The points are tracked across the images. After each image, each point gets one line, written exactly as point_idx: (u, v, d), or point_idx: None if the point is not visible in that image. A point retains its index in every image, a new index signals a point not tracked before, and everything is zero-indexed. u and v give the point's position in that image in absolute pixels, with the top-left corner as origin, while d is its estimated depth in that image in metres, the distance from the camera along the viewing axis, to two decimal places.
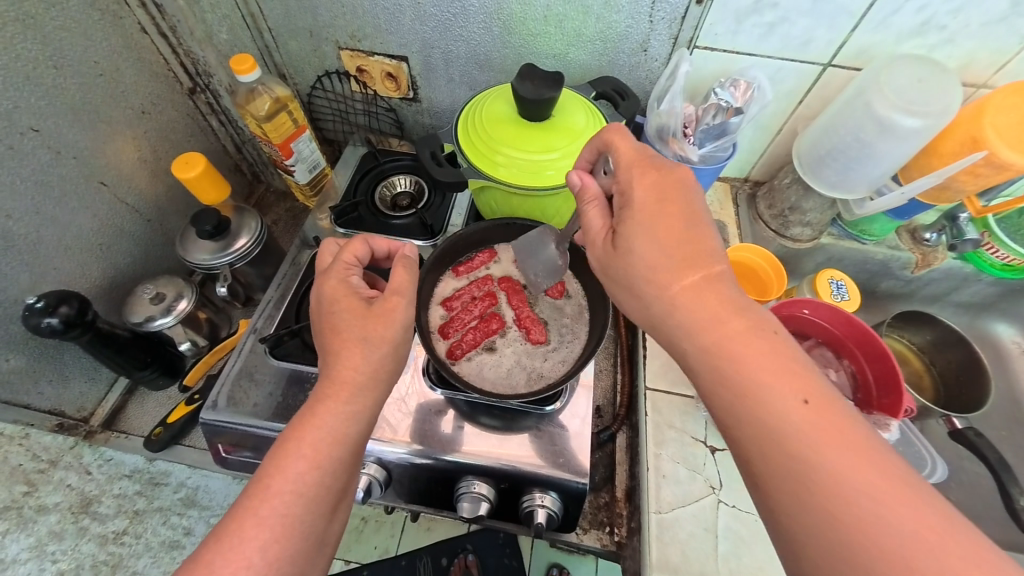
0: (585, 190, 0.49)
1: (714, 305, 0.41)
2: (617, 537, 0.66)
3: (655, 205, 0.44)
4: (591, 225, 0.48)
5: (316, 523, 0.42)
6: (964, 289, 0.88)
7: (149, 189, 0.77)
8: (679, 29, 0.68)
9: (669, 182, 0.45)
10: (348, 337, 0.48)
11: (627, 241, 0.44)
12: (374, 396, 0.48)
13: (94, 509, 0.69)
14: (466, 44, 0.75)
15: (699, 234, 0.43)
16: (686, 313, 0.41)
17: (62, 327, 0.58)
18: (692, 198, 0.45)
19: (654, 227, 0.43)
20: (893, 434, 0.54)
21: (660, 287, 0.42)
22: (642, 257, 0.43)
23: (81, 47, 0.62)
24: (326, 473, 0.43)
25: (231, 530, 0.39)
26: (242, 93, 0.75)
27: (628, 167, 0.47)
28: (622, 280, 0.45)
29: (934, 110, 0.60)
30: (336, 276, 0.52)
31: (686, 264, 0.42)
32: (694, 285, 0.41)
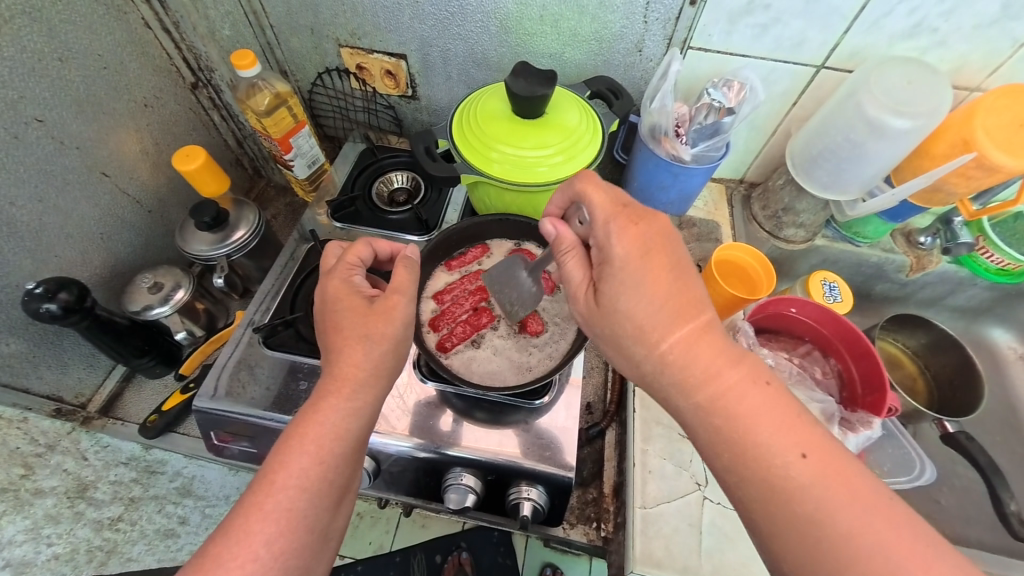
0: (565, 242, 0.50)
1: (707, 360, 0.42)
2: (604, 533, 0.65)
3: (638, 261, 0.44)
4: (573, 276, 0.49)
5: (320, 516, 0.43)
6: (959, 293, 0.87)
7: (150, 180, 0.79)
8: (673, 30, 0.69)
9: (650, 236, 0.45)
10: (348, 334, 0.50)
11: (611, 302, 0.44)
12: (374, 393, 0.49)
13: (90, 495, 0.70)
14: (464, 43, 0.76)
15: (687, 285, 0.44)
16: (677, 368, 0.42)
17: (61, 312, 0.59)
18: (676, 246, 0.45)
19: (639, 287, 0.43)
20: (876, 432, 0.53)
21: (649, 345, 0.43)
22: (628, 315, 0.43)
23: (86, 40, 0.64)
24: (329, 468, 0.44)
25: (238, 521, 0.41)
26: (244, 89, 0.78)
27: (607, 219, 0.46)
28: (609, 333, 0.46)
29: (922, 111, 0.61)
30: (339, 276, 0.55)
31: (675, 319, 0.43)
32: (687, 341, 0.42)
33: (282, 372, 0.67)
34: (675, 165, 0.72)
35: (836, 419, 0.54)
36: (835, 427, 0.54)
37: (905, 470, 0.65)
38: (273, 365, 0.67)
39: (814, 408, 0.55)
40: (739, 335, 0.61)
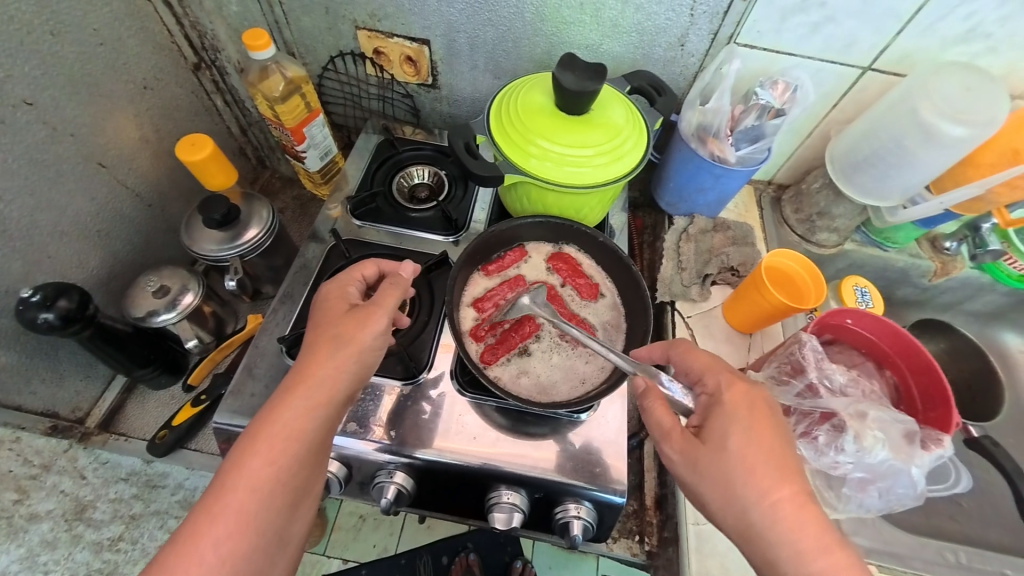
0: (651, 390, 0.47)
1: (794, 504, 0.39)
2: (648, 546, 0.64)
3: (749, 413, 0.42)
4: (661, 421, 0.45)
5: (272, 519, 0.43)
6: (978, 298, 0.88)
7: (151, 171, 0.71)
8: (719, 25, 0.65)
9: (761, 393, 0.44)
10: (323, 333, 0.50)
11: (717, 440, 0.42)
12: (333, 392, 0.48)
13: (89, 515, 0.64)
14: (495, 29, 0.71)
15: (765, 420, 0.42)
16: (779, 529, 0.38)
17: (60, 323, 0.53)
18: (779, 413, 0.43)
19: (753, 436, 0.41)
20: (947, 450, 0.50)
21: (760, 495, 0.39)
22: (739, 463, 0.40)
23: (80, 12, 0.56)
24: (282, 470, 0.44)
25: (189, 527, 0.40)
26: (255, 71, 0.71)
27: (722, 369, 0.46)
28: (717, 483, 0.41)
29: (982, 119, 0.59)
30: (337, 282, 0.55)
31: (782, 475, 0.40)
32: (788, 500, 0.39)
33: None
34: (719, 168, 0.69)
35: (917, 440, 0.49)
36: (917, 449, 0.48)
37: (941, 479, 0.66)
38: None
39: (898, 430, 0.49)
40: (806, 349, 0.53)
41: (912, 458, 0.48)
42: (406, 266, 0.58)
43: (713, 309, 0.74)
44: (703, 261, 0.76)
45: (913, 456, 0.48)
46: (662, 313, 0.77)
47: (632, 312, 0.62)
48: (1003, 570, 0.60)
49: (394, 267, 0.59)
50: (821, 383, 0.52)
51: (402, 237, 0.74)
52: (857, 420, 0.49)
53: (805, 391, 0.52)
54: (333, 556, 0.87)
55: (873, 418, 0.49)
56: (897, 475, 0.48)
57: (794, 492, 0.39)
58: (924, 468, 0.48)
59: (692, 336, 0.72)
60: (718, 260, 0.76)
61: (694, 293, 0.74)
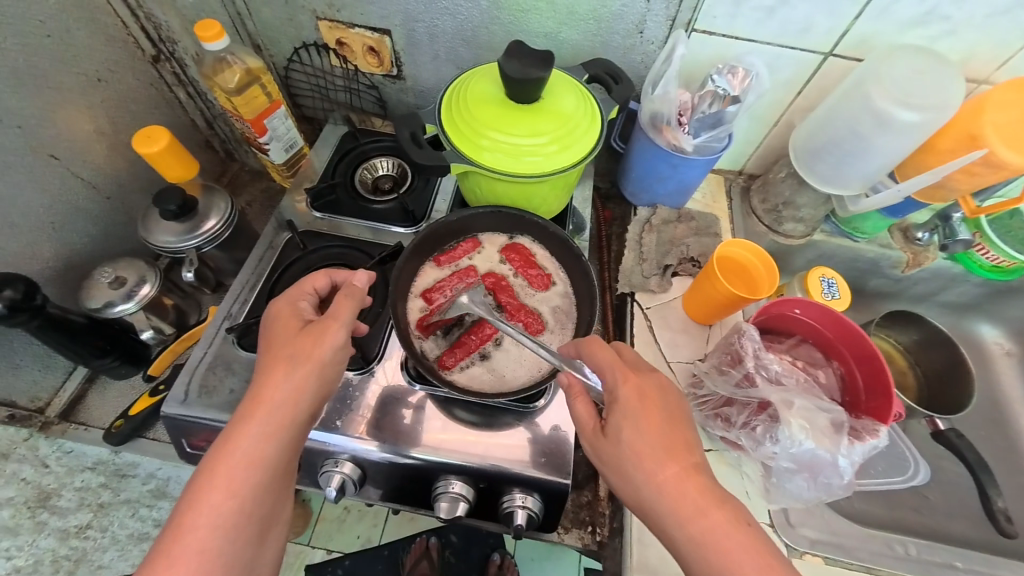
0: (572, 385, 0.47)
1: (685, 487, 0.40)
2: (599, 537, 0.65)
3: (641, 406, 0.43)
4: (581, 418, 0.46)
5: (239, 552, 0.43)
6: (951, 289, 0.87)
7: (108, 164, 0.72)
8: (676, 10, 0.64)
9: (652, 383, 0.45)
10: (277, 355, 0.50)
11: (608, 429, 0.43)
12: (293, 416, 0.48)
13: (54, 503, 0.68)
14: (453, 18, 0.70)
15: (653, 405, 0.43)
16: (670, 503, 0.39)
17: (5, 312, 0.54)
18: (671, 397, 0.44)
19: (643, 427, 0.42)
20: (883, 441, 0.48)
21: (649, 478, 0.40)
22: (631, 452, 0.41)
23: (23, 3, 0.56)
24: (245, 501, 0.44)
25: (150, 574, 0.40)
26: (209, 63, 0.70)
27: (608, 360, 0.46)
28: (615, 471, 0.42)
29: (932, 103, 0.58)
30: (287, 298, 0.55)
31: (669, 454, 0.41)
32: (676, 477, 0.40)
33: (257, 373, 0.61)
34: (675, 156, 0.69)
35: (845, 429, 0.47)
36: (844, 437, 0.47)
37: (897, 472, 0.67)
38: (248, 366, 0.62)
39: (823, 417, 0.48)
40: (745, 339, 0.53)
41: (839, 447, 0.47)
42: (357, 275, 0.57)
43: (672, 301, 0.74)
44: (664, 252, 0.76)
45: (840, 446, 0.47)
46: (623, 305, 0.76)
47: (581, 301, 0.62)
48: (952, 562, 0.60)
49: (347, 276, 0.58)
50: (757, 374, 0.52)
51: (379, 233, 0.74)
52: (783, 408, 0.48)
53: (743, 381, 0.53)
54: (316, 547, 0.95)
55: (798, 407, 0.48)
56: (824, 466, 0.47)
57: (682, 470, 0.40)
58: (852, 458, 0.47)
59: (649, 326, 0.72)
60: (678, 250, 0.76)
61: (654, 284, 0.74)
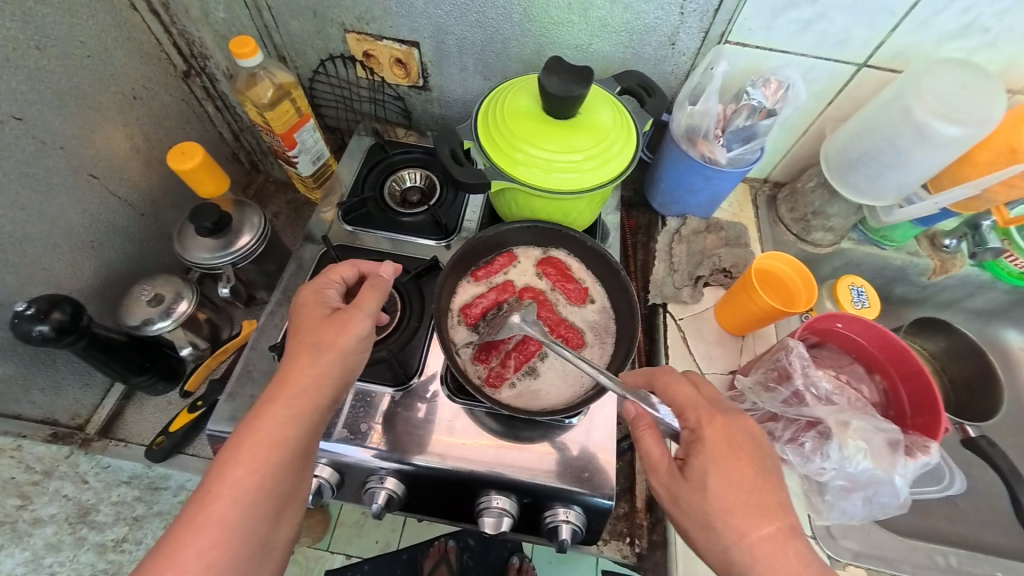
0: (641, 418, 0.48)
1: (780, 548, 0.40)
2: (637, 549, 0.65)
3: (728, 452, 0.43)
4: (650, 454, 0.46)
5: (256, 526, 0.43)
6: (978, 296, 0.87)
7: (142, 179, 0.73)
8: (710, 23, 0.64)
9: (739, 429, 0.45)
10: (303, 341, 0.50)
11: (698, 479, 0.43)
12: (316, 400, 0.48)
13: (93, 518, 0.67)
14: (484, 30, 0.69)
15: (748, 455, 0.43)
16: (760, 563, 0.39)
17: (54, 334, 0.55)
18: (762, 445, 0.44)
19: (731, 477, 0.42)
20: (933, 457, 0.51)
21: (737, 532, 0.41)
22: (717, 502, 0.42)
23: (65, 25, 0.57)
24: (266, 478, 0.44)
25: (172, 537, 0.41)
26: (243, 79, 0.71)
27: (700, 406, 0.46)
28: (697, 519, 0.42)
29: (977, 119, 0.58)
30: (315, 286, 0.55)
31: (761, 511, 0.41)
32: (768, 534, 0.40)
33: None
34: (709, 169, 0.68)
35: (900, 448, 0.51)
36: (899, 456, 0.50)
37: (935, 481, 0.65)
38: None
39: (880, 437, 0.51)
40: (792, 356, 0.55)
41: (894, 466, 0.50)
42: (384, 267, 0.59)
43: (704, 312, 0.74)
44: (695, 263, 0.76)
45: (895, 465, 0.50)
46: (654, 315, 0.76)
47: (620, 316, 0.62)
48: (992, 573, 0.60)
49: (373, 268, 0.59)
50: (806, 390, 0.55)
51: (398, 242, 0.74)
52: (840, 429, 0.50)
53: (791, 398, 0.56)
54: (336, 552, 0.96)
55: (854, 428, 0.51)
56: (880, 485, 0.50)
57: (776, 528, 0.40)
58: (907, 477, 0.50)
59: (683, 338, 0.72)
60: (710, 261, 0.75)
61: (686, 295, 0.74)
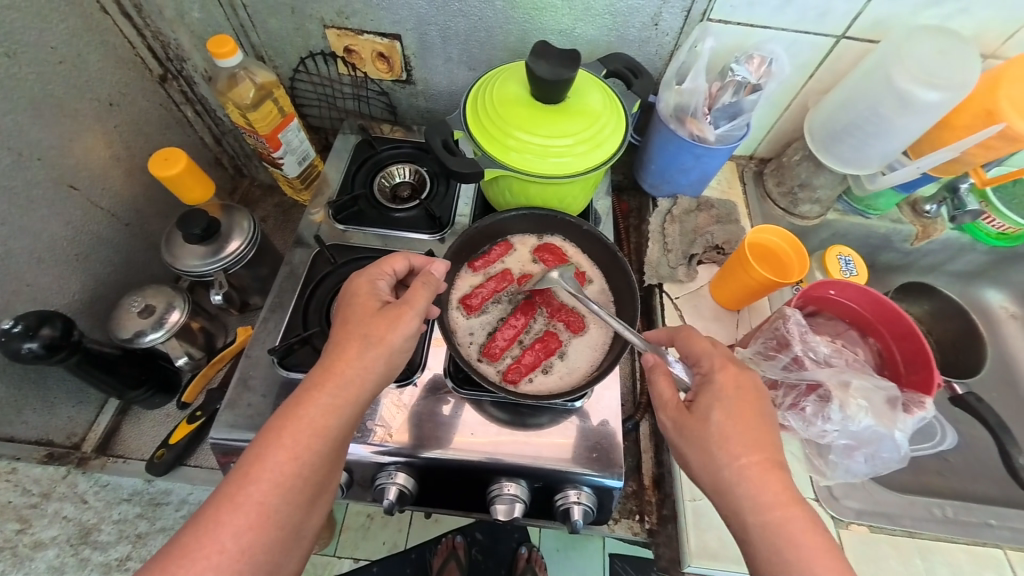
0: (657, 364, 0.50)
1: (779, 487, 0.41)
2: (648, 525, 0.66)
3: (733, 393, 0.45)
4: (662, 394, 0.48)
5: (291, 513, 0.43)
6: (959, 258, 0.90)
7: (125, 189, 0.71)
8: (693, 2, 0.64)
9: (748, 376, 0.47)
10: (352, 331, 0.49)
11: (702, 411, 0.45)
12: (360, 393, 0.48)
13: (95, 538, 0.64)
14: (467, 20, 0.69)
15: (757, 403, 0.45)
16: (752, 491, 0.42)
17: (45, 351, 0.54)
18: (766, 395, 0.46)
19: (732, 411, 0.44)
20: (928, 411, 0.53)
21: (731, 456, 0.43)
22: (716, 433, 0.44)
23: (35, 30, 0.55)
24: (304, 466, 0.44)
25: (210, 513, 0.41)
26: (223, 79, 0.69)
27: (714, 353, 0.49)
28: (697, 446, 0.44)
29: (955, 82, 0.60)
30: (367, 275, 0.54)
31: (754, 445, 0.43)
32: (761, 464, 0.42)
33: None
34: (699, 147, 0.68)
35: (899, 404, 0.52)
36: (899, 414, 0.52)
37: (927, 437, 0.67)
38: (289, 388, 0.61)
39: (880, 395, 0.52)
40: (791, 324, 0.57)
41: (895, 423, 0.51)
42: (435, 265, 0.56)
43: (700, 289, 0.75)
44: (689, 241, 0.77)
45: (896, 421, 0.52)
46: (650, 296, 0.77)
47: (621, 297, 0.63)
48: (987, 521, 0.62)
49: (425, 263, 0.57)
50: (806, 356, 0.56)
51: (388, 238, 0.73)
52: (841, 390, 0.52)
53: (791, 364, 0.57)
54: (343, 557, 0.94)
55: (856, 387, 0.52)
56: (882, 440, 0.52)
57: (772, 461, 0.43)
58: (906, 430, 0.52)
59: (681, 315, 0.73)
60: (702, 239, 0.77)
61: (682, 274, 0.75)
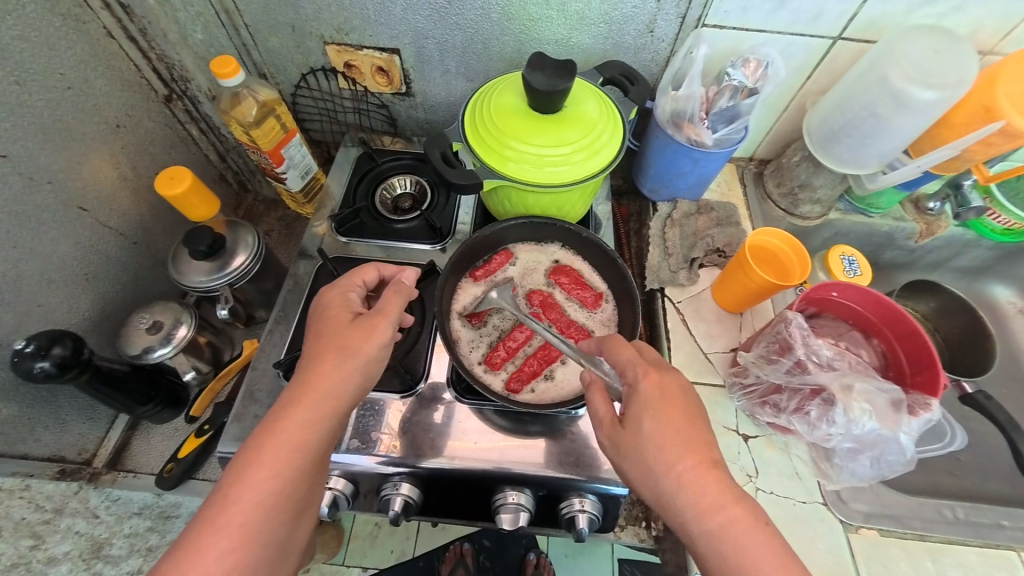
0: (593, 380, 0.50)
1: (717, 493, 0.41)
2: (655, 531, 0.66)
3: (659, 399, 0.45)
4: (597, 410, 0.48)
5: (276, 531, 0.44)
6: (965, 254, 0.89)
7: (132, 209, 0.73)
8: (687, 8, 0.64)
9: (671, 380, 0.47)
10: (327, 344, 0.50)
11: (633, 425, 0.45)
12: (338, 405, 0.48)
13: (107, 552, 0.65)
14: (463, 33, 0.69)
15: (689, 416, 0.45)
16: (688, 501, 0.41)
17: (56, 370, 0.55)
18: (689, 394, 0.46)
19: (660, 418, 0.44)
20: (935, 413, 0.52)
21: (666, 469, 0.43)
22: (651, 444, 0.44)
23: (44, 58, 0.57)
24: (286, 481, 0.45)
25: (193, 539, 0.41)
26: (227, 98, 0.70)
27: (634, 366, 0.48)
28: (635, 461, 0.44)
29: (951, 81, 0.60)
30: (339, 289, 0.55)
31: (686, 451, 0.43)
32: (692, 473, 0.42)
33: None
34: (696, 152, 0.69)
35: (903, 407, 0.52)
36: (903, 416, 0.51)
37: (937, 438, 0.66)
38: None
39: (883, 398, 0.52)
40: (792, 327, 0.56)
41: (899, 426, 0.51)
42: (406, 273, 0.57)
43: (701, 293, 0.75)
44: (689, 245, 0.76)
45: (900, 424, 0.51)
46: (652, 301, 0.77)
47: (620, 302, 0.64)
48: (999, 521, 0.62)
49: (395, 273, 0.59)
50: (809, 359, 0.56)
51: (390, 249, 0.74)
52: (844, 393, 0.52)
53: (795, 368, 0.57)
54: (351, 566, 0.95)
55: (858, 390, 0.52)
56: (886, 443, 0.52)
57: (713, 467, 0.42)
58: (912, 435, 0.51)
59: (683, 319, 0.73)
60: (703, 243, 0.76)
61: (683, 278, 0.75)
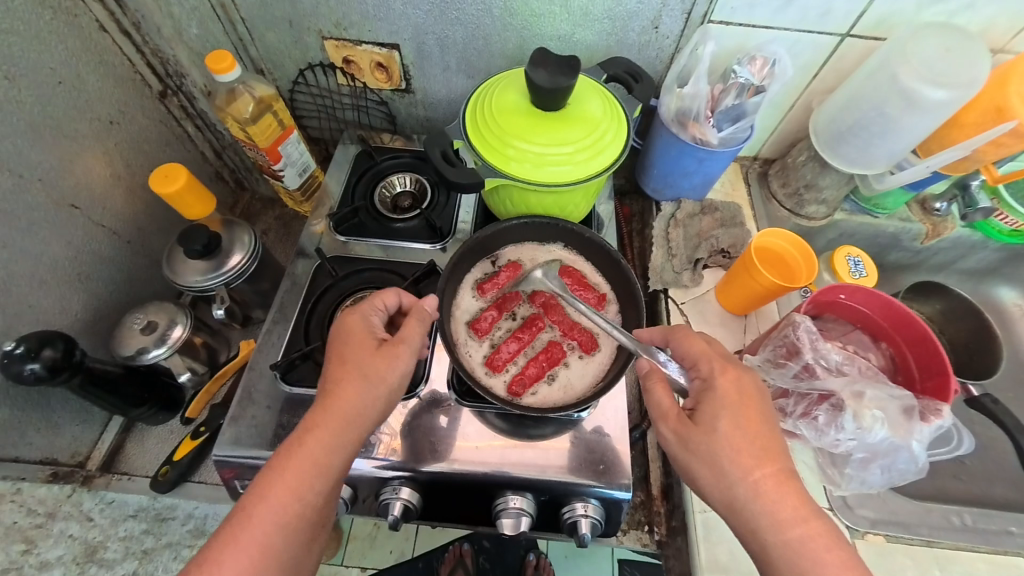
0: (653, 371, 0.51)
1: (794, 500, 0.42)
2: (658, 536, 0.65)
3: (738, 401, 0.46)
4: (661, 403, 0.49)
5: (293, 550, 0.44)
6: (971, 256, 0.88)
7: (126, 207, 0.72)
8: (692, 5, 0.63)
9: (749, 380, 0.48)
10: (350, 372, 0.49)
11: (708, 424, 0.46)
12: (359, 432, 0.48)
13: (101, 556, 0.64)
14: (464, 28, 0.68)
15: (769, 423, 0.46)
16: (761, 500, 0.43)
17: (47, 372, 0.54)
18: (767, 398, 0.47)
19: (739, 418, 0.45)
20: (946, 420, 0.52)
21: (743, 470, 0.43)
22: (727, 443, 0.44)
23: (34, 53, 0.55)
24: (306, 505, 0.45)
25: (215, 548, 0.42)
26: (222, 95, 0.69)
27: (715, 366, 0.48)
28: (705, 459, 0.45)
29: (962, 81, 0.59)
30: (360, 312, 0.53)
31: (764, 456, 0.44)
32: (771, 476, 0.43)
33: (302, 410, 0.60)
34: (701, 151, 0.68)
35: (915, 414, 0.51)
36: (916, 423, 0.51)
37: (943, 442, 0.65)
38: (291, 404, 0.60)
39: (894, 405, 0.52)
40: (800, 331, 0.56)
41: (911, 433, 0.51)
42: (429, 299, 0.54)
43: (705, 294, 0.74)
44: (693, 246, 0.76)
45: (912, 431, 0.51)
46: (655, 303, 0.76)
47: (623, 303, 0.62)
48: (1007, 528, 0.61)
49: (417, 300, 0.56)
50: (816, 363, 0.55)
51: (390, 249, 0.73)
52: (854, 400, 0.52)
53: (802, 372, 0.56)
54: (350, 567, 0.94)
55: (869, 397, 0.52)
56: (897, 451, 0.52)
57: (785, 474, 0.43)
58: (923, 441, 0.51)
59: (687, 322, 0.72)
60: (708, 243, 0.75)
61: (686, 279, 0.74)
